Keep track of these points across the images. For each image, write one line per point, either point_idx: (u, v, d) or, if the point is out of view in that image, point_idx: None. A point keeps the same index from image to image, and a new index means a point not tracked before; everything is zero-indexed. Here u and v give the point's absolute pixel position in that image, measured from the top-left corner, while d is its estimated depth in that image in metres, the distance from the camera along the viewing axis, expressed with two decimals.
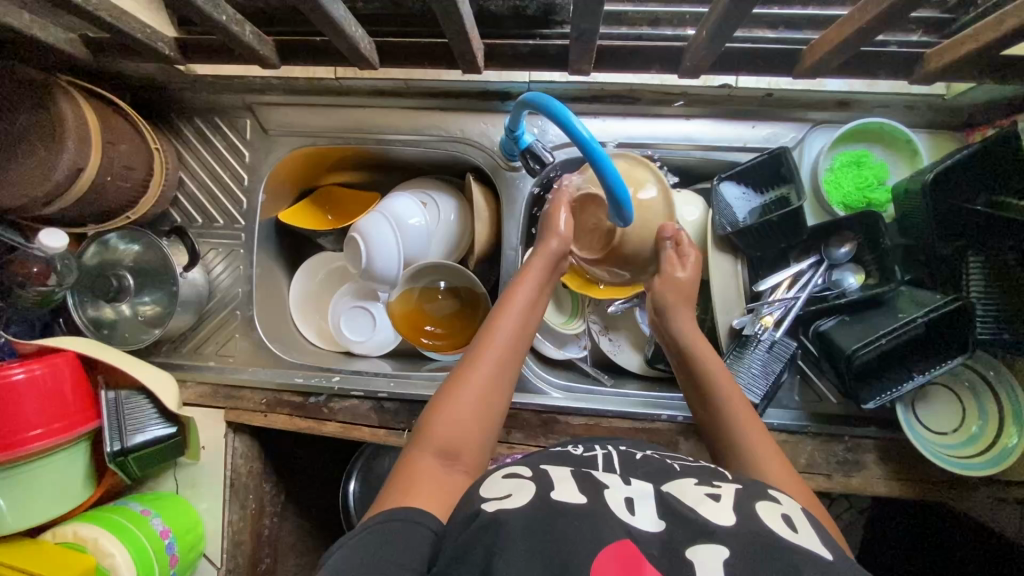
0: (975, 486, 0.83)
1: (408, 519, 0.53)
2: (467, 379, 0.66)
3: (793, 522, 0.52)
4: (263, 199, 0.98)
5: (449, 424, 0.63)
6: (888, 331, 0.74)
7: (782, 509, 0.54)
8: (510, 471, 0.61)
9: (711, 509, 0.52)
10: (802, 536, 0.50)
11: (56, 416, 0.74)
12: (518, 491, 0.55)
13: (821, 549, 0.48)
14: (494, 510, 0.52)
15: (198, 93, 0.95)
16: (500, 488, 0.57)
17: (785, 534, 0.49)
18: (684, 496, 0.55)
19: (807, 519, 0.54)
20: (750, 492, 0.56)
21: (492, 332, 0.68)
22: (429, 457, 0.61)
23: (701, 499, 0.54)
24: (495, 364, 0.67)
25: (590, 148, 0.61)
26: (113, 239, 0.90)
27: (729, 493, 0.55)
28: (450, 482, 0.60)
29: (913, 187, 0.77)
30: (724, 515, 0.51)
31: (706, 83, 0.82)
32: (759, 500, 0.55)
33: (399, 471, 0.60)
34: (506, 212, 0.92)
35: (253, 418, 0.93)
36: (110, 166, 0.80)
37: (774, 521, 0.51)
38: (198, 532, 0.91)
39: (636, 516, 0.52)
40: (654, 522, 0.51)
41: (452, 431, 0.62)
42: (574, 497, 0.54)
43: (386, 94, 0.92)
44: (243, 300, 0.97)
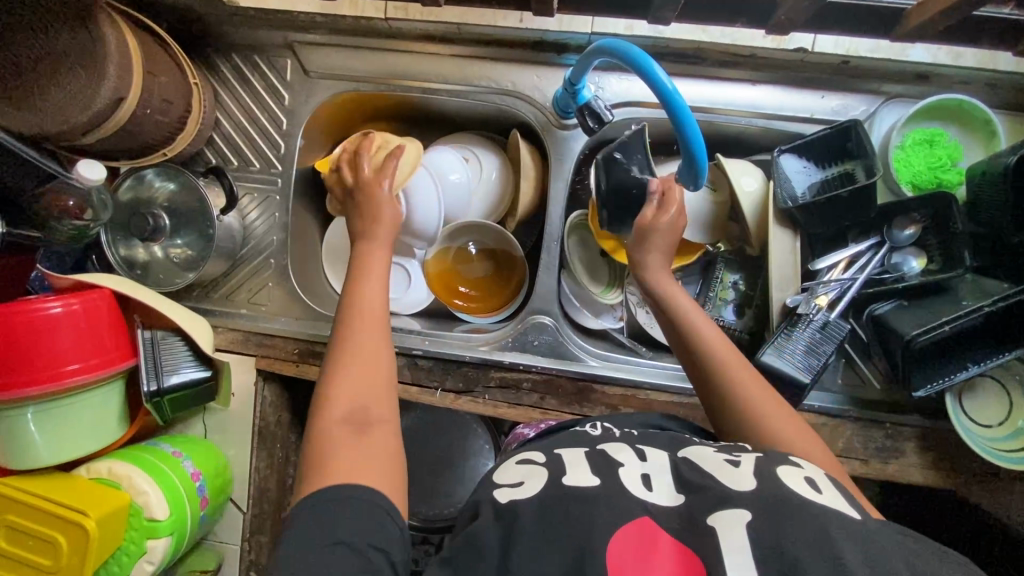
0: (1014, 479, 0.82)
1: (341, 495, 0.51)
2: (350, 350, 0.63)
3: (817, 484, 0.50)
4: (301, 145, 0.94)
5: (352, 400, 0.60)
6: (951, 318, 0.72)
7: (805, 472, 0.52)
8: (521, 458, 0.61)
9: (731, 476, 0.50)
10: (826, 497, 0.48)
11: (93, 352, 0.73)
12: (529, 479, 0.55)
13: (847, 509, 0.47)
14: (507, 502, 0.53)
15: (238, 28, 0.91)
16: (514, 475, 0.58)
17: (810, 495, 0.47)
18: (705, 464, 0.54)
19: (829, 480, 0.52)
20: (771, 459, 0.53)
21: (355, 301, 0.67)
22: (337, 428, 0.58)
23: (718, 466, 0.52)
24: (368, 328, 0.66)
25: (672, 100, 0.57)
26: (149, 176, 0.88)
27: (750, 460, 0.53)
28: (372, 445, 0.57)
29: (991, 170, 0.73)
30: (744, 481, 0.49)
31: (781, 44, 0.82)
32: (780, 463, 0.52)
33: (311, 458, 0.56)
34: (555, 172, 0.89)
35: (284, 367, 0.92)
36: (150, 97, 0.76)
37: (797, 483, 0.49)
38: (226, 475, 0.92)
39: (652, 492, 0.52)
40: (672, 495, 0.51)
41: (355, 404, 0.60)
42: (585, 480, 0.53)
43: (437, 39, 0.88)
44: (277, 248, 0.95)
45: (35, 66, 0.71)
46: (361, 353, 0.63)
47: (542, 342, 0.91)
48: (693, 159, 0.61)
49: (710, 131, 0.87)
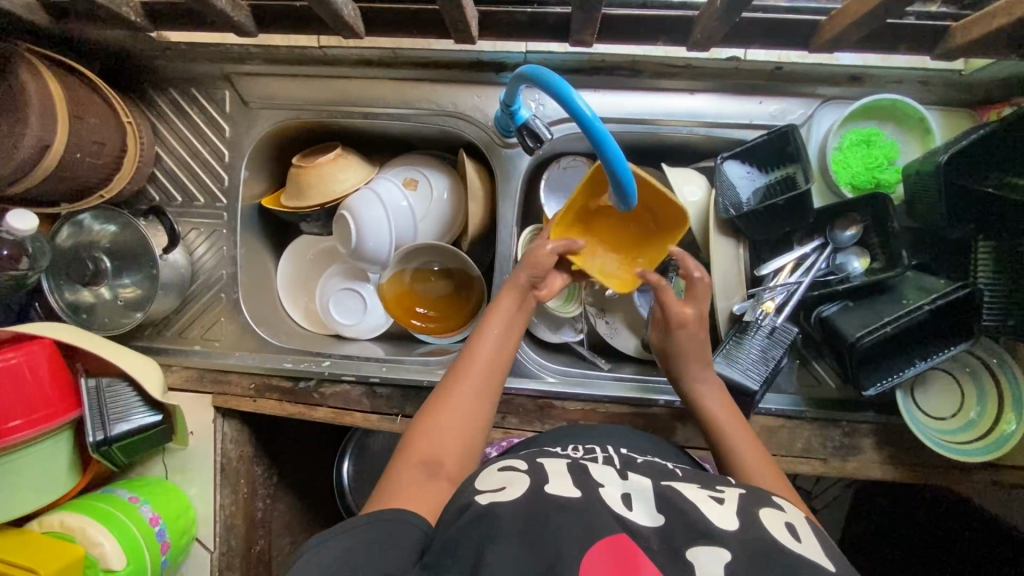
0: (971, 470, 0.83)
1: (392, 518, 0.53)
2: (449, 394, 0.66)
3: (796, 530, 0.50)
4: (245, 177, 0.93)
5: (433, 439, 0.63)
6: (893, 318, 0.72)
7: (786, 517, 0.52)
8: (504, 463, 0.60)
9: (715, 512, 0.51)
10: (805, 546, 0.48)
11: (35, 407, 0.72)
12: (512, 484, 0.55)
13: (824, 560, 0.47)
14: (487, 503, 0.52)
15: (172, 62, 0.89)
16: (495, 480, 0.56)
17: (788, 543, 0.48)
18: (685, 493, 0.54)
19: (809, 527, 0.52)
20: (754, 498, 0.55)
21: (476, 352, 0.70)
22: (411, 468, 0.60)
23: (703, 499, 0.53)
24: (481, 382, 0.68)
25: (591, 127, 0.58)
26: (87, 220, 0.86)
27: (733, 498, 0.54)
28: (434, 492, 0.58)
29: (924, 169, 0.74)
30: (729, 519, 0.50)
31: (714, 55, 0.80)
32: (762, 506, 0.53)
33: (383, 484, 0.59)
34: (501, 191, 0.88)
35: (242, 403, 0.91)
36: (78, 142, 0.74)
37: (777, 528, 0.50)
38: (190, 517, 0.90)
39: (633, 512, 0.51)
40: (653, 516, 0.51)
41: (437, 444, 0.62)
42: (569, 491, 0.53)
43: (375, 64, 0.87)
44: (228, 282, 0.94)
45: None
46: (459, 399, 0.66)
47: None
48: (618, 179, 0.62)
49: (653, 141, 0.87)
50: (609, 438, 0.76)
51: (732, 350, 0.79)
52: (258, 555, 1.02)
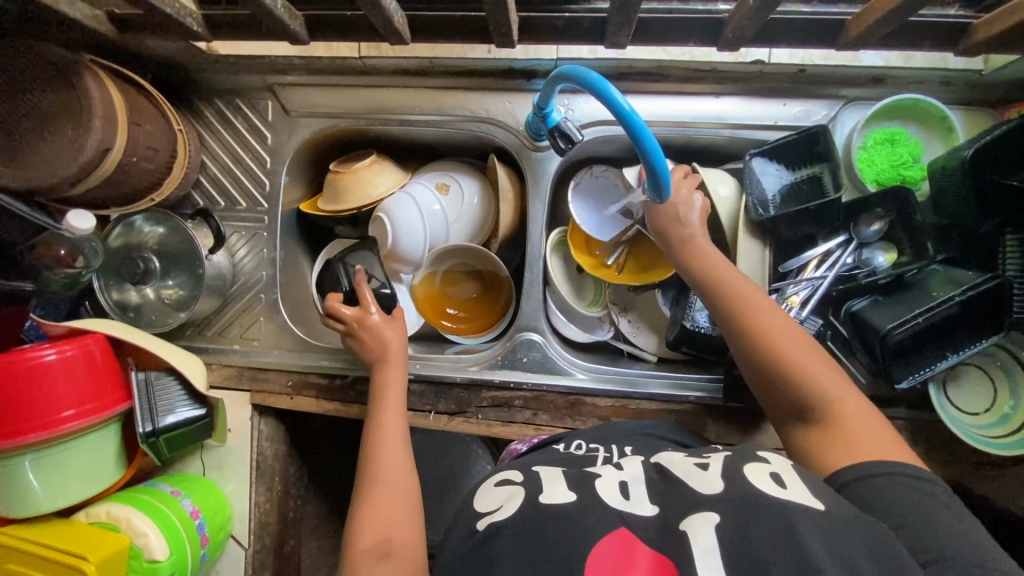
0: (1007, 466, 0.83)
1: None
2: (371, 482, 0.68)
3: (782, 479, 0.52)
4: (285, 182, 0.97)
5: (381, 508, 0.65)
6: (924, 310, 0.73)
7: (771, 467, 0.54)
8: (500, 479, 0.63)
9: (700, 481, 0.53)
10: (789, 491, 0.50)
11: (89, 397, 0.75)
12: (508, 502, 0.56)
13: (811, 502, 0.49)
14: (485, 527, 0.54)
15: (219, 74, 0.94)
16: (493, 499, 0.59)
17: (774, 491, 0.50)
18: (674, 468, 0.57)
19: (795, 471, 0.54)
20: (740, 457, 0.57)
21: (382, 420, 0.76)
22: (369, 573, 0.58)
23: (688, 472, 0.55)
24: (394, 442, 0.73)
25: (630, 121, 0.59)
26: (138, 222, 0.90)
27: (718, 461, 0.57)
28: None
29: (950, 165, 0.76)
30: (712, 484, 0.52)
31: (740, 57, 0.84)
32: (746, 461, 0.55)
33: None
34: (532, 192, 0.92)
35: (278, 401, 0.94)
36: (134, 146, 0.79)
37: (761, 479, 0.52)
38: (226, 513, 0.92)
39: (631, 502, 0.53)
40: (649, 506, 0.52)
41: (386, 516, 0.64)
42: (563, 497, 0.54)
43: (411, 73, 0.91)
44: (267, 283, 0.97)
45: (21, 123, 0.73)
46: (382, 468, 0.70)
47: (531, 359, 0.92)
48: (655, 173, 0.64)
49: (679, 143, 0.90)
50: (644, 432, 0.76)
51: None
52: (289, 555, 1.03)
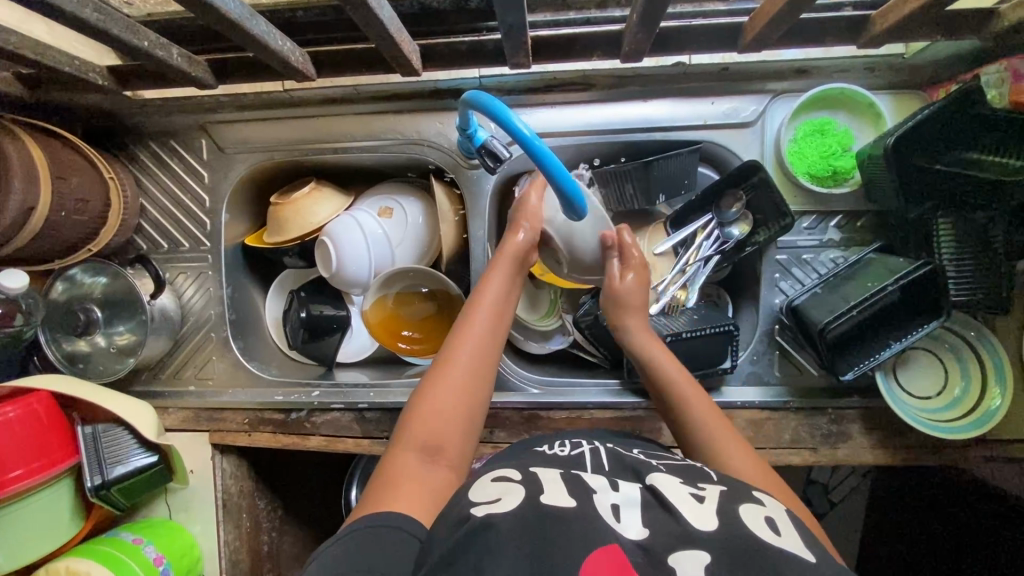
0: (963, 447, 0.83)
1: (393, 523, 0.55)
2: (445, 372, 0.68)
3: (775, 523, 0.52)
4: (226, 220, 0.97)
5: (430, 422, 0.64)
6: (859, 301, 0.73)
7: (766, 511, 0.54)
8: (496, 474, 0.61)
9: (694, 512, 0.52)
10: (783, 539, 0.50)
11: (35, 456, 0.75)
12: (506, 495, 0.55)
13: (802, 552, 0.49)
14: (484, 514, 0.52)
15: (150, 117, 0.94)
16: (489, 491, 0.57)
17: (768, 537, 0.49)
18: (667, 493, 0.55)
19: (790, 519, 0.54)
20: (734, 494, 0.56)
21: (464, 338, 0.70)
22: (412, 452, 0.63)
23: (682, 499, 0.54)
24: (479, 346, 0.70)
25: (531, 145, 0.58)
26: (78, 274, 0.89)
27: (713, 495, 0.55)
28: (435, 476, 0.62)
29: (876, 153, 0.76)
30: (706, 519, 0.51)
31: (658, 62, 0.82)
32: (742, 501, 0.55)
33: (384, 467, 0.62)
34: (471, 210, 0.91)
35: (237, 439, 0.93)
36: (62, 202, 0.78)
37: (758, 525, 0.51)
38: (194, 555, 0.92)
39: (622, 524, 0.51)
40: (640, 530, 0.51)
41: (435, 423, 0.64)
42: (563, 500, 0.54)
43: (340, 100, 0.91)
44: (217, 321, 0.97)
45: None
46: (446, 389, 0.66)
47: None
48: (567, 194, 0.63)
49: (612, 149, 0.90)
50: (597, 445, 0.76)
51: (684, 339, 0.81)
52: None
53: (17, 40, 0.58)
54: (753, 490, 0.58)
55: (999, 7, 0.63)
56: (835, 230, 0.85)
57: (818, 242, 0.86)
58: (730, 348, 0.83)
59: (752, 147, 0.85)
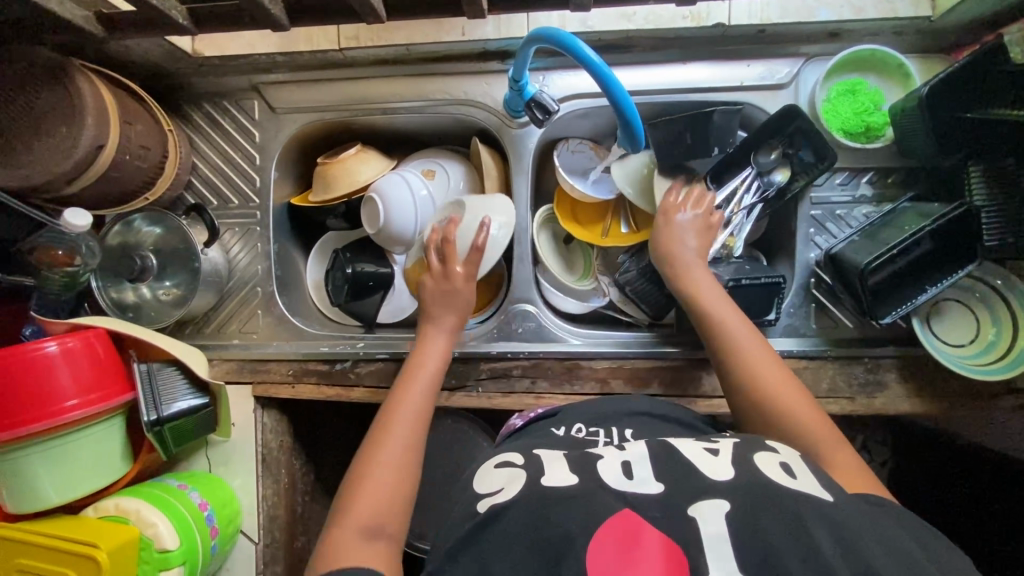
0: (998, 395, 0.85)
1: None
2: (383, 434, 0.69)
3: (792, 469, 0.54)
4: (275, 177, 1.00)
5: (371, 495, 0.63)
6: (899, 242, 0.76)
7: (782, 458, 0.55)
8: (501, 460, 0.62)
9: (710, 465, 0.53)
10: (800, 482, 0.51)
11: (93, 387, 0.76)
12: (510, 483, 0.55)
13: (820, 492, 0.50)
14: (487, 509, 0.53)
15: (205, 77, 0.98)
16: (493, 480, 0.57)
17: (786, 481, 0.51)
18: (683, 451, 0.56)
19: (804, 463, 0.56)
20: (749, 444, 0.57)
21: (403, 391, 0.73)
22: (350, 532, 0.61)
23: (698, 456, 0.55)
24: (415, 408, 0.72)
25: (600, 71, 0.65)
26: (136, 222, 0.91)
27: (728, 447, 0.57)
28: (379, 555, 0.60)
29: (908, 106, 0.80)
30: (723, 470, 0.52)
31: (700, 23, 0.87)
32: (756, 450, 0.56)
33: (321, 549, 0.60)
34: (515, 167, 0.94)
35: (282, 390, 0.95)
36: (127, 144, 0.81)
37: (772, 469, 0.53)
38: (234, 507, 0.92)
39: (634, 481, 0.52)
40: (652, 484, 0.52)
41: (374, 493, 0.63)
42: (566, 479, 0.53)
43: (390, 62, 0.95)
44: (263, 276, 0.99)
45: (16, 125, 0.75)
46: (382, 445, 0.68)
47: (527, 328, 0.94)
48: (628, 121, 0.70)
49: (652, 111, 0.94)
50: (634, 404, 0.77)
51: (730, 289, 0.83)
52: (299, 550, 1.04)
53: None
54: (768, 442, 0.59)
55: None
56: (867, 186, 0.89)
57: (851, 197, 0.90)
58: (775, 300, 0.85)
59: (787, 108, 0.89)
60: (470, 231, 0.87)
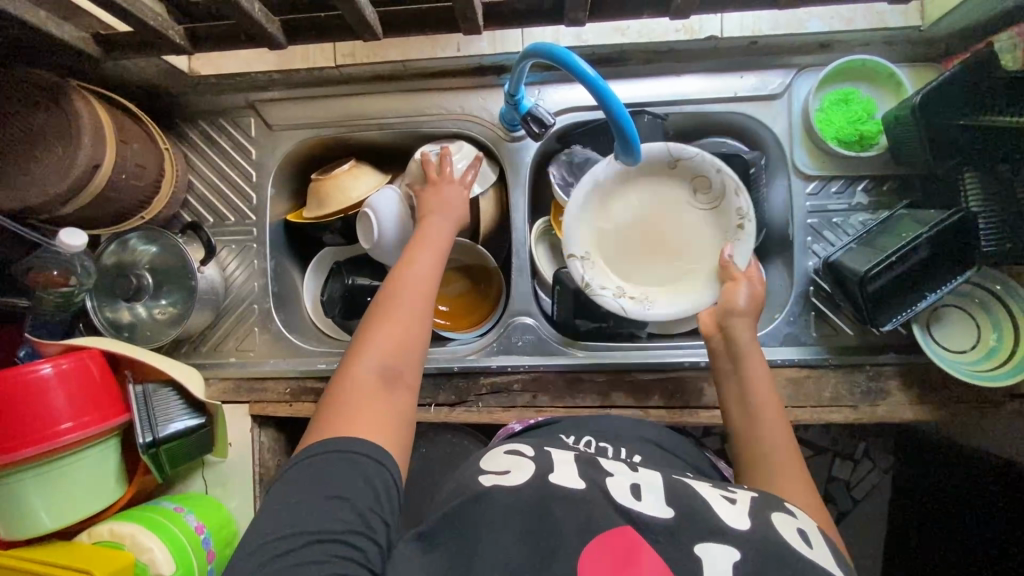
0: (1001, 402, 0.84)
1: (350, 449, 0.56)
2: (386, 310, 0.69)
3: (808, 536, 0.52)
4: (271, 194, 1.00)
5: (374, 355, 0.64)
6: (898, 249, 0.76)
7: (799, 522, 0.53)
8: (511, 448, 0.63)
9: (728, 512, 0.52)
10: (816, 553, 0.50)
11: (87, 410, 0.74)
12: (517, 469, 0.58)
13: (836, 570, 0.49)
14: (490, 483, 0.55)
15: (202, 96, 0.98)
16: (501, 463, 0.60)
17: (800, 547, 0.49)
18: (699, 492, 0.55)
19: (821, 533, 0.54)
20: (767, 500, 0.55)
21: (404, 271, 0.73)
22: (357, 383, 0.62)
23: (714, 499, 0.54)
24: (419, 284, 0.72)
25: (596, 85, 0.63)
26: (132, 240, 0.90)
27: (745, 499, 0.55)
28: (390, 402, 0.62)
29: (902, 114, 0.81)
30: (740, 520, 0.51)
31: (694, 36, 0.89)
32: (775, 510, 0.54)
33: (328, 401, 0.62)
34: (512, 180, 0.95)
35: (279, 408, 0.93)
36: (123, 164, 0.81)
37: (790, 533, 0.51)
38: (231, 529, 0.90)
39: (642, 502, 0.53)
40: (663, 509, 0.52)
41: (379, 355, 0.65)
42: (574, 481, 0.55)
43: (386, 78, 0.95)
44: (260, 294, 0.98)
45: (12, 146, 0.75)
46: (377, 337, 0.66)
47: (526, 341, 0.94)
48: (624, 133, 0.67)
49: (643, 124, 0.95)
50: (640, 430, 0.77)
51: None
52: None
53: None
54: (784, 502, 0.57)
55: None
56: (863, 194, 0.90)
57: (847, 206, 0.90)
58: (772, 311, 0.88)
59: (780, 118, 0.90)
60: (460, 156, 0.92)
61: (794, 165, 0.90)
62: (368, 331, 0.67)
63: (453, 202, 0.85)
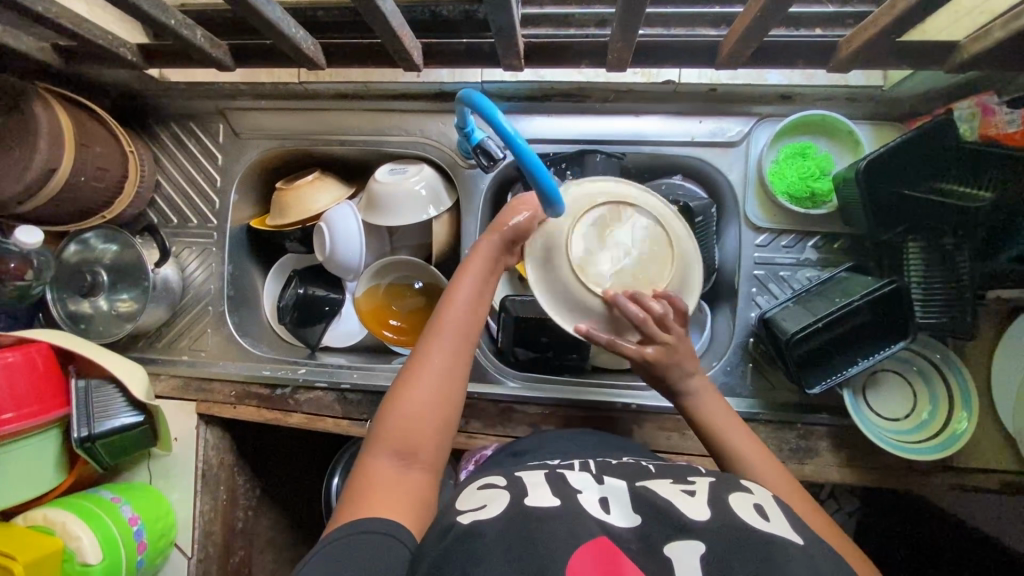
0: (932, 472, 0.83)
1: (375, 530, 0.53)
2: (415, 376, 0.64)
3: (765, 511, 0.51)
4: (234, 200, 1.02)
5: (404, 424, 0.62)
6: (826, 315, 0.75)
7: (755, 499, 0.52)
8: (484, 482, 0.59)
9: (687, 504, 0.51)
10: (772, 524, 0.48)
11: (29, 401, 0.78)
12: (493, 501, 0.53)
13: (789, 534, 0.47)
14: (468, 522, 0.51)
15: (174, 100, 1.01)
16: (476, 499, 0.55)
17: (759, 524, 0.48)
18: (659, 492, 0.53)
19: (778, 506, 0.53)
20: (726, 485, 0.55)
21: (443, 323, 0.67)
22: (384, 458, 0.60)
23: (674, 495, 0.52)
24: (456, 342, 0.67)
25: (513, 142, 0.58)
26: (91, 239, 0.95)
27: (704, 487, 0.54)
28: (410, 480, 0.60)
29: (848, 177, 0.79)
30: (698, 509, 0.49)
31: (650, 78, 0.86)
32: (732, 490, 0.53)
33: (356, 474, 0.60)
34: (465, 208, 0.95)
35: (223, 410, 0.96)
36: (83, 167, 0.84)
37: (745, 511, 0.50)
38: (169, 520, 0.94)
39: (610, 514, 0.50)
40: (631, 518, 0.50)
41: (406, 424, 0.62)
42: (547, 500, 0.52)
43: (349, 96, 0.96)
44: (216, 296, 1.01)
45: None
46: (404, 411, 0.62)
47: None
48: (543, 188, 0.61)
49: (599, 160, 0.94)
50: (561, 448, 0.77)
51: None
52: (237, 565, 1.06)
53: (58, 10, 0.64)
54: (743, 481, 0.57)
55: (962, 40, 0.67)
56: (813, 250, 0.89)
57: (796, 260, 0.89)
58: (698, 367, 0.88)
59: (736, 166, 0.89)
60: (400, 178, 0.94)
61: (745, 216, 0.90)
62: (396, 399, 0.63)
63: (501, 254, 0.71)
